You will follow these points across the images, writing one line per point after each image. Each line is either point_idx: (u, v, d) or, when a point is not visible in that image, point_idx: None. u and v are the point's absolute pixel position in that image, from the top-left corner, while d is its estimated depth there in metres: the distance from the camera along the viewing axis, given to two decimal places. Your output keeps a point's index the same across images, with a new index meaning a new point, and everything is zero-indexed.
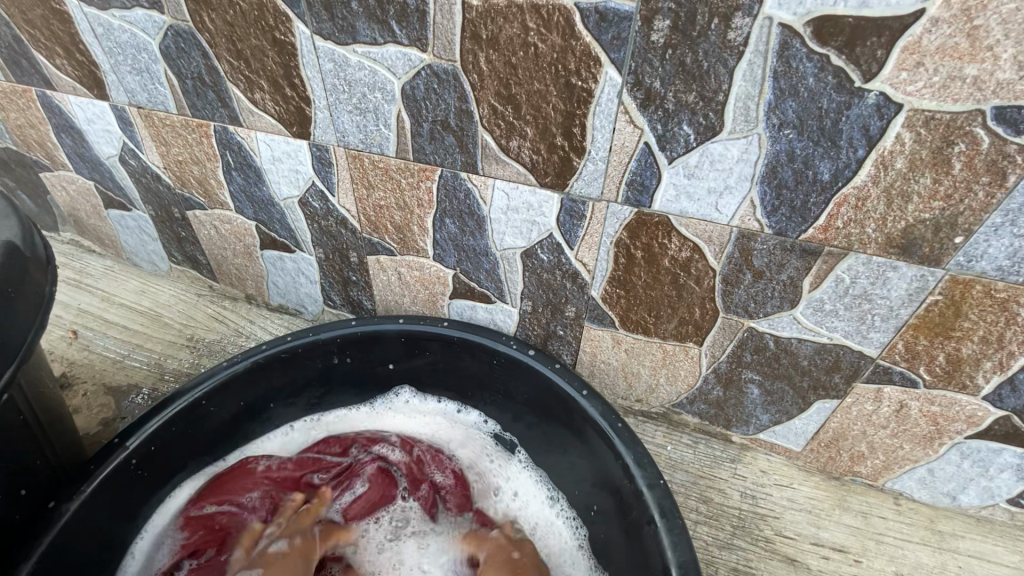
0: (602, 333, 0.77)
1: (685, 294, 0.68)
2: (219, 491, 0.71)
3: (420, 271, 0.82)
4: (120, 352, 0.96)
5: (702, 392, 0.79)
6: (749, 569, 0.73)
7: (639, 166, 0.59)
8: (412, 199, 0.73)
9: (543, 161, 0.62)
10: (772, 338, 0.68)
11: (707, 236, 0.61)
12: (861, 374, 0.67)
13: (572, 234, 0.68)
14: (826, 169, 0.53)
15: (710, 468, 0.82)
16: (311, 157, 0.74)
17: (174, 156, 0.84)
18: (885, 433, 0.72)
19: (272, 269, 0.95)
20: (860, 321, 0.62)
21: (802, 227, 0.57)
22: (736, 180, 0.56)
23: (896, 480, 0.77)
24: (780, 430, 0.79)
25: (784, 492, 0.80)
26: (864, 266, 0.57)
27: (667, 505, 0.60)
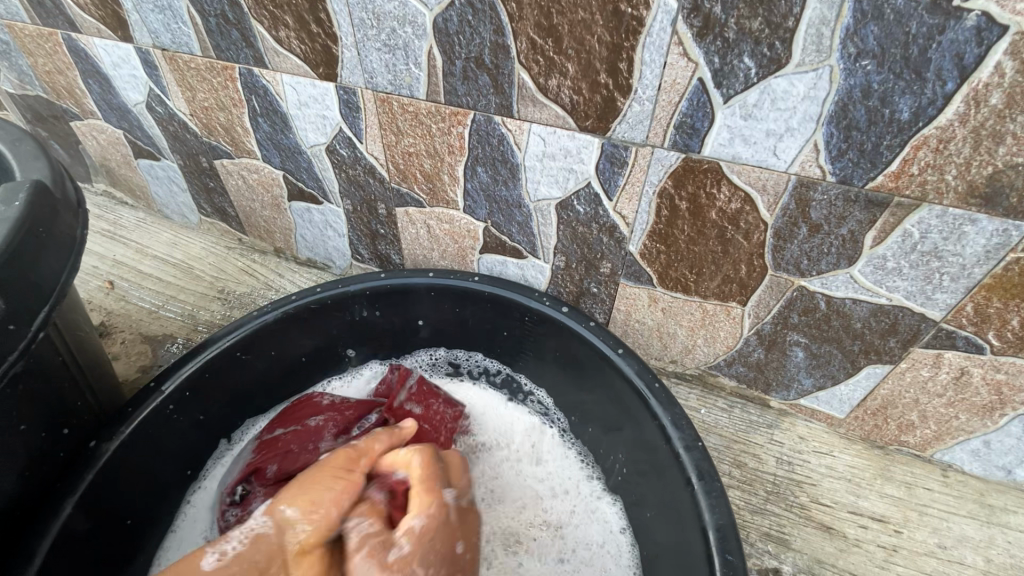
0: (638, 291, 0.74)
1: (731, 249, 0.64)
2: (286, 419, 0.73)
3: (449, 224, 0.80)
4: (155, 303, 0.98)
5: (741, 354, 0.75)
6: (783, 534, 0.72)
7: (690, 106, 0.54)
8: (442, 146, 0.70)
9: (583, 102, 0.58)
10: (824, 298, 0.64)
11: (761, 185, 0.56)
12: (920, 338, 0.62)
13: (612, 183, 0.63)
14: (906, 107, 0.47)
15: (745, 433, 0.79)
16: (338, 101, 0.71)
17: (200, 101, 0.82)
18: (940, 402, 0.67)
19: (300, 222, 0.93)
20: (926, 281, 0.57)
21: (871, 174, 0.51)
22: (799, 121, 0.51)
23: (946, 451, 0.73)
24: (823, 396, 0.75)
25: (823, 460, 0.77)
26: (938, 218, 0.52)
27: (705, 467, 0.58)
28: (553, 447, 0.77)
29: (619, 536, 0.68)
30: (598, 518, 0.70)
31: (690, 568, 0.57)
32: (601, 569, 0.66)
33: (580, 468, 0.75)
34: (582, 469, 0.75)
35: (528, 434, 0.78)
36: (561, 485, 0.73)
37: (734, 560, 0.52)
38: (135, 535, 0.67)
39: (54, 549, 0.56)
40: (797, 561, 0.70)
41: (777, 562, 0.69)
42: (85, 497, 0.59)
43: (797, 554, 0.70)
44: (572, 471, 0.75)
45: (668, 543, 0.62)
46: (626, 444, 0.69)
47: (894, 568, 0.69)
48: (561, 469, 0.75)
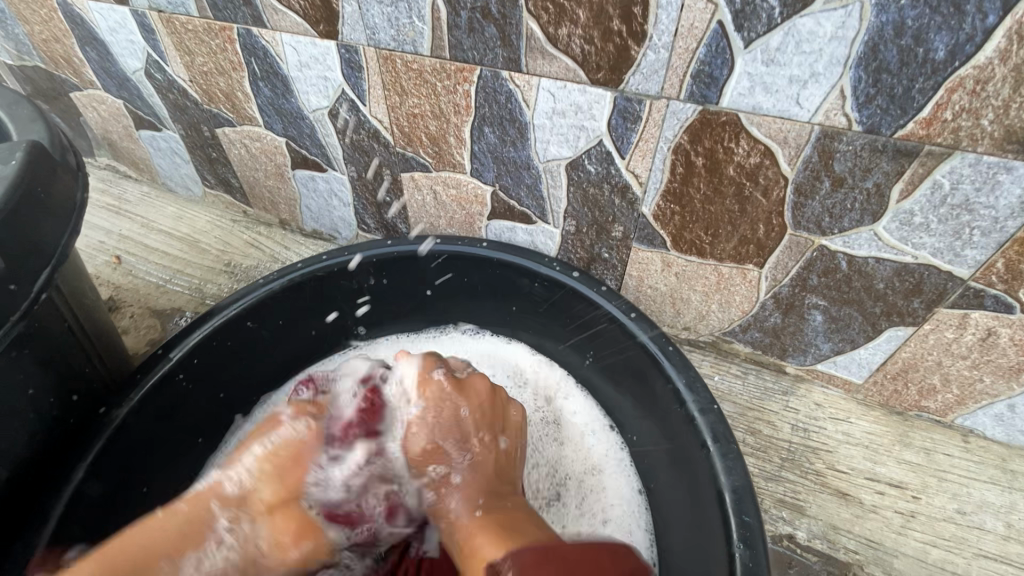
0: (651, 255, 0.72)
1: (749, 208, 0.61)
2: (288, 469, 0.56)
3: (456, 190, 0.78)
4: (162, 277, 0.97)
5: (757, 319, 0.73)
6: (798, 501, 0.71)
7: (708, 53, 0.51)
8: (448, 105, 0.67)
9: (595, 52, 0.55)
10: (845, 258, 0.61)
11: (782, 137, 0.54)
12: (946, 299, 0.60)
13: (624, 140, 0.61)
14: (941, 45, 0.44)
15: (759, 400, 0.78)
16: (339, 60, 0.69)
17: (199, 66, 0.80)
18: (964, 365, 0.65)
19: (304, 191, 0.92)
20: (954, 237, 0.55)
21: (900, 121, 0.49)
22: (825, 65, 0.48)
23: (968, 416, 0.71)
24: (841, 361, 0.73)
25: (839, 427, 0.76)
26: (971, 167, 0.49)
27: (721, 430, 0.56)
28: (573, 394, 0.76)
29: (638, 496, 0.67)
30: (621, 471, 0.69)
31: (705, 533, 0.56)
32: (624, 526, 0.65)
33: (602, 419, 0.73)
34: (602, 415, 0.74)
35: (540, 373, 0.78)
36: (579, 430, 0.73)
37: (751, 521, 0.51)
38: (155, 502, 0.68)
39: (69, 513, 0.56)
40: (812, 527, 0.69)
41: (791, 528, 0.69)
42: (98, 463, 0.59)
43: (812, 521, 0.69)
44: (596, 418, 0.73)
45: (682, 505, 0.61)
46: (639, 406, 0.68)
47: (911, 534, 0.68)
48: (586, 414, 0.74)
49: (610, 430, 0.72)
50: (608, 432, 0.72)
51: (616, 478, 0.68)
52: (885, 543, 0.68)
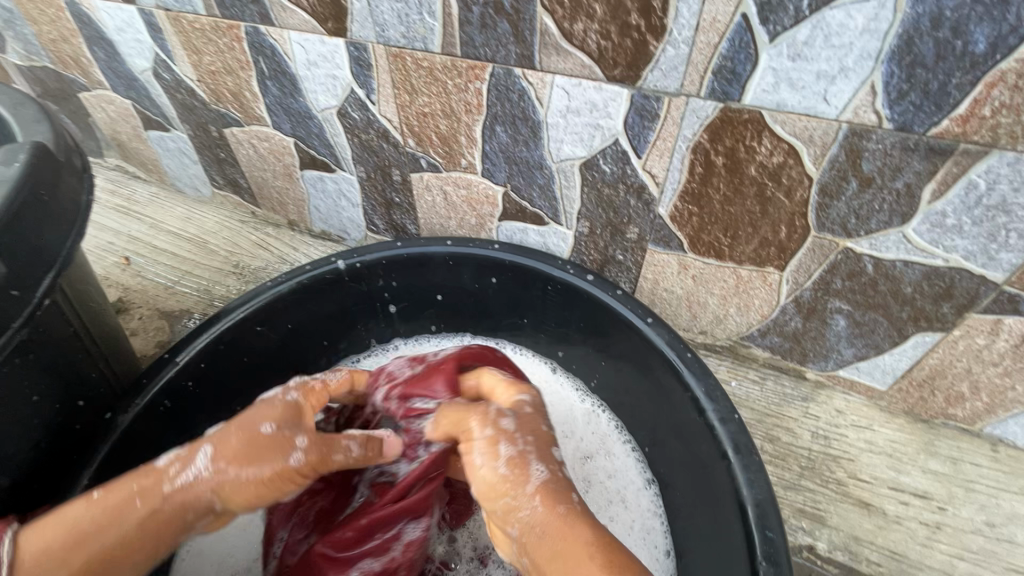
0: (668, 257, 0.70)
1: (771, 209, 0.59)
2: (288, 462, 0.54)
3: (467, 190, 0.76)
4: (171, 278, 0.97)
5: (777, 322, 0.71)
6: (818, 511, 0.69)
7: (731, 48, 0.49)
8: (459, 104, 0.66)
9: (613, 47, 0.53)
10: (871, 261, 0.59)
11: (808, 135, 0.52)
12: (978, 304, 0.57)
13: (641, 139, 0.59)
14: (981, 37, 0.42)
15: (778, 406, 0.76)
16: (348, 58, 0.67)
17: (207, 65, 0.79)
18: (996, 372, 0.63)
19: (313, 191, 0.91)
20: (988, 239, 0.52)
21: (934, 118, 0.46)
22: (855, 59, 0.46)
23: (997, 425, 0.69)
24: (864, 367, 0.71)
25: (862, 435, 0.73)
26: (1009, 167, 0.47)
27: (742, 440, 0.54)
28: (611, 442, 0.71)
29: (662, 561, 0.62)
30: (647, 540, 0.64)
31: (730, 563, 0.53)
32: None
33: (637, 477, 0.68)
34: (640, 473, 0.68)
35: (585, 417, 0.73)
36: (615, 493, 0.67)
37: (774, 537, 0.49)
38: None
39: None
40: (833, 538, 0.67)
41: (811, 539, 0.67)
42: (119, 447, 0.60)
43: (834, 531, 0.67)
44: (631, 476, 0.68)
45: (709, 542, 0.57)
46: (663, 430, 0.65)
47: (937, 546, 0.66)
48: (624, 471, 0.69)
49: (646, 492, 0.67)
50: (642, 492, 0.67)
51: (640, 547, 0.63)
52: (909, 556, 0.66)
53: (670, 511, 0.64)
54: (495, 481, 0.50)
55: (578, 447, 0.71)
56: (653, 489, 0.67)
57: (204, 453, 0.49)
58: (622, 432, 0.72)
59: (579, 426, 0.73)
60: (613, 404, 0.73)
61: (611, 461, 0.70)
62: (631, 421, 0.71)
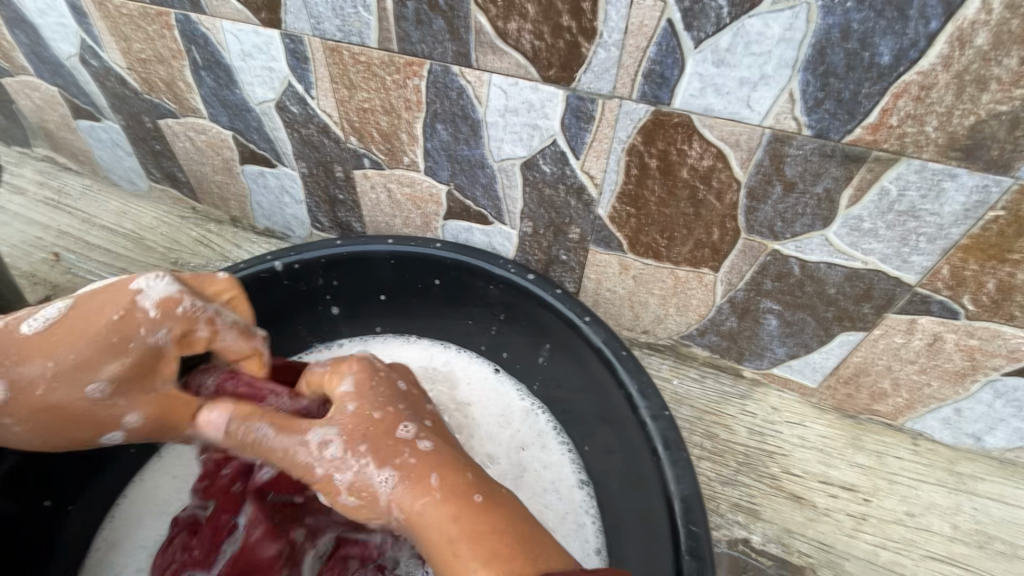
0: (609, 258, 0.71)
1: (703, 212, 0.61)
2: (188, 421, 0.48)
3: (411, 188, 0.75)
4: (103, 276, 0.92)
5: (714, 322, 0.73)
6: (752, 505, 0.71)
7: (659, 52, 0.50)
8: (399, 100, 0.65)
9: (546, 48, 0.53)
10: (798, 263, 0.61)
11: (734, 140, 0.53)
12: (894, 304, 0.60)
13: (578, 140, 0.60)
14: (886, 50, 0.44)
15: (717, 404, 0.78)
16: (284, 51, 0.65)
17: (137, 53, 0.75)
18: (913, 369, 0.66)
19: (254, 187, 0.88)
20: (901, 243, 0.55)
21: (848, 126, 0.48)
22: (774, 67, 0.47)
23: (917, 420, 0.72)
24: (796, 365, 0.73)
25: (794, 431, 0.76)
26: (916, 174, 0.49)
27: (671, 437, 0.55)
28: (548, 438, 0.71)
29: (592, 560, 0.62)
30: (579, 538, 0.63)
31: (658, 559, 0.54)
32: None
33: (570, 474, 0.68)
34: (574, 470, 0.68)
35: (524, 411, 0.73)
36: (547, 488, 0.66)
37: (698, 531, 0.50)
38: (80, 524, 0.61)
39: None
40: (766, 531, 0.69)
41: (746, 532, 0.69)
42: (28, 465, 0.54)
43: (767, 525, 0.70)
44: (565, 473, 0.68)
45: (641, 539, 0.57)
46: (600, 427, 0.65)
47: (862, 536, 0.69)
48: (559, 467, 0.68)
49: (579, 489, 0.67)
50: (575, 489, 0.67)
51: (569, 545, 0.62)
52: (836, 546, 0.68)
53: (601, 503, 0.65)
54: (353, 512, 0.46)
55: (512, 440, 0.70)
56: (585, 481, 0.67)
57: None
58: (561, 428, 0.71)
59: (517, 419, 0.72)
60: (553, 404, 0.73)
61: (546, 457, 0.69)
62: (567, 416, 0.71)
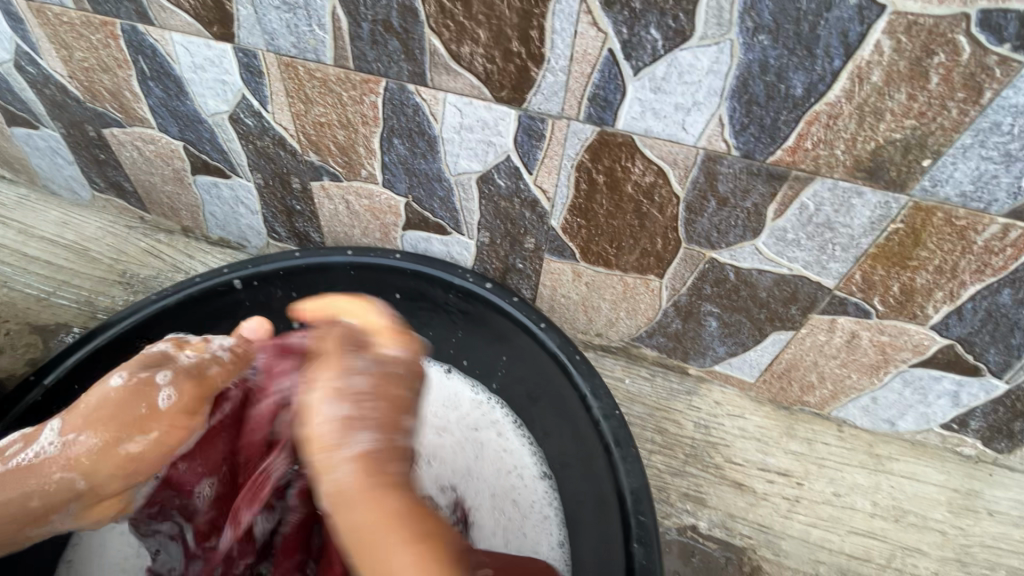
0: (563, 266, 0.75)
1: (647, 223, 0.65)
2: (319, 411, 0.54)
3: (369, 200, 0.76)
4: (45, 289, 0.89)
5: (661, 324, 0.78)
6: (699, 493, 0.77)
7: (602, 78, 0.54)
8: (356, 115, 0.66)
9: (498, 71, 0.56)
10: (733, 269, 0.66)
11: (672, 158, 0.58)
12: (817, 305, 0.67)
13: (530, 157, 0.63)
14: (799, 83, 0.49)
15: (666, 400, 0.83)
16: (237, 64, 0.66)
17: (79, 62, 0.73)
18: (836, 363, 0.73)
19: (207, 197, 0.86)
20: (821, 251, 0.61)
21: (770, 148, 0.54)
22: (704, 95, 0.52)
23: (841, 408, 0.80)
24: (735, 362, 0.79)
25: (736, 423, 0.82)
26: (830, 191, 0.55)
27: (621, 435, 0.59)
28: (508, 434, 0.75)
29: (555, 551, 0.67)
30: (545, 528, 0.68)
31: (610, 550, 0.58)
32: None
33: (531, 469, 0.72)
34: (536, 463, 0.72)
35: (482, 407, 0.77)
36: (511, 479, 0.72)
37: (646, 520, 0.54)
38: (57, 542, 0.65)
39: None
40: (712, 517, 0.75)
41: (694, 519, 0.75)
42: None
43: (712, 511, 0.76)
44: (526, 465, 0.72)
45: (595, 531, 0.62)
46: (556, 428, 0.69)
47: (795, 517, 0.76)
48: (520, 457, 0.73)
49: (542, 482, 0.71)
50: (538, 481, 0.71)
51: (537, 532, 0.68)
52: (773, 527, 0.75)
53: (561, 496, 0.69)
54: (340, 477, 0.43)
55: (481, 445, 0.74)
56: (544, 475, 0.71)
57: (54, 426, 0.48)
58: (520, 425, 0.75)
59: (476, 415, 0.77)
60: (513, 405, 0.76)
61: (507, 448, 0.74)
62: (526, 416, 0.74)
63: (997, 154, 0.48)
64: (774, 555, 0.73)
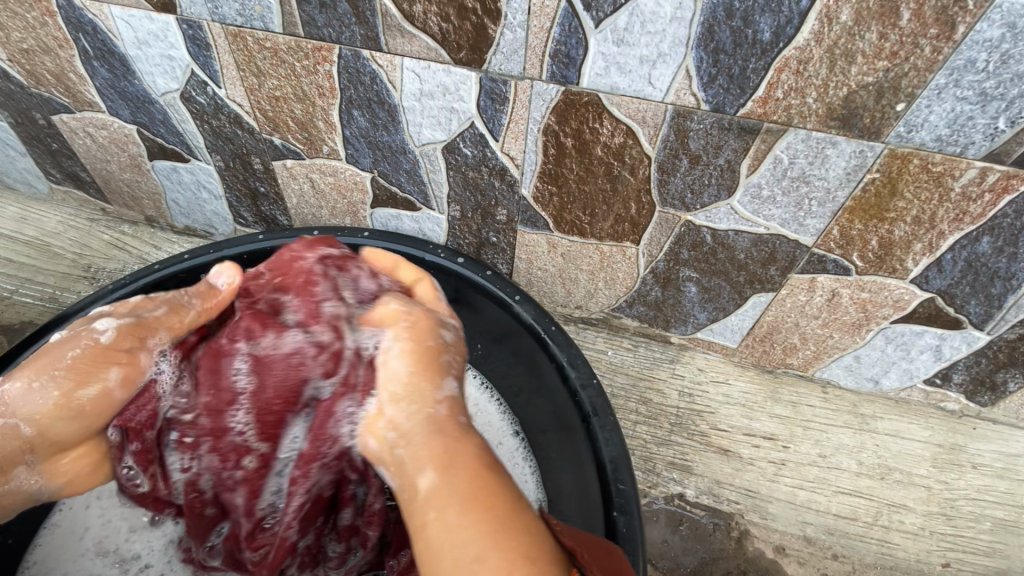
0: (537, 237, 0.73)
1: (620, 187, 0.63)
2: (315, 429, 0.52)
3: (334, 177, 0.74)
4: (7, 288, 0.86)
5: (640, 293, 0.76)
6: (685, 462, 0.76)
7: (563, 32, 0.51)
8: (311, 87, 0.63)
9: (454, 30, 0.53)
10: (709, 231, 0.65)
11: (641, 116, 0.55)
12: (796, 265, 0.65)
13: (495, 122, 0.60)
14: (766, 27, 0.47)
15: (649, 370, 0.82)
16: (183, 37, 0.62)
17: (17, 43, 0.69)
18: (817, 324, 0.72)
19: (168, 183, 0.83)
20: (797, 207, 0.59)
21: (740, 100, 0.52)
22: (670, 45, 0.50)
23: (824, 369, 0.79)
24: (717, 328, 0.78)
25: (720, 389, 0.81)
26: (803, 143, 0.53)
27: (600, 403, 0.58)
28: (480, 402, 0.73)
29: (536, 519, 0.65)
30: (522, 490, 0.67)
31: (591, 519, 0.57)
32: None
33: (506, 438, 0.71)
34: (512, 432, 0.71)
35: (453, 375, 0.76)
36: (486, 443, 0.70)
37: (626, 488, 0.53)
38: (9, 559, 0.62)
39: None
40: (699, 484, 0.75)
41: (680, 488, 0.74)
42: None
43: (699, 478, 0.75)
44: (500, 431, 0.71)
45: (575, 500, 0.60)
46: (539, 404, 0.67)
47: (782, 480, 0.75)
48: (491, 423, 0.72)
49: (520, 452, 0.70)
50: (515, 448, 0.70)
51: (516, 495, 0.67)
52: (760, 492, 0.74)
53: (543, 471, 0.66)
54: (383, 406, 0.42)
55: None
56: (528, 452, 0.69)
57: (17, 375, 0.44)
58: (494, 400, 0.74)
59: None
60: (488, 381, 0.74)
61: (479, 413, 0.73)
62: (507, 391, 0.72)
63: (972, 93, 0.46)
64: (761, 519, 0.73)
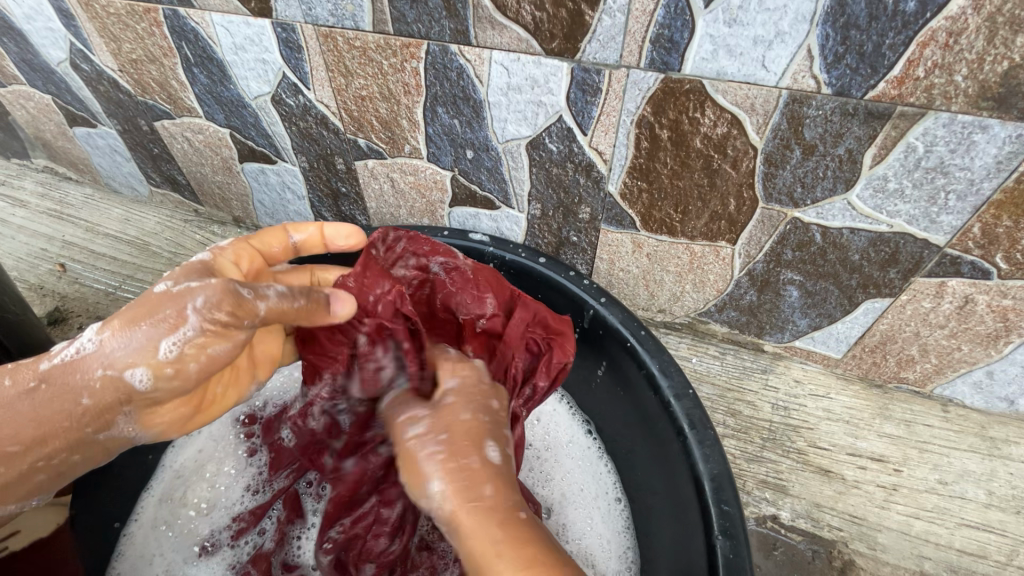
0: (622, 236, 0.69)
1: (718, 181, 0.58)
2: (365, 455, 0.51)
3: (414, 176, 0.73)
4: (111, 284, 0.90)
5: (733, 297, 0.71)
6: (780, 481, 0.69)
7: (668, 15, 0.48)
8: (397, 85, 0.63)
9: (548, 18, 0.51)
10: (819, 230, 0.59)
11: (750, 103, 0.51)
12: (923, 267, 0.58)
13: (585, 115, 0.57)
14: None
15: (738, 380, 0.76)
16: (277, 41, 0.64)
17: (127, 53, 0.74)
18: (942, 334, 0.64)
19: (255, 184, 0.86)
20: (929, 202, 0.52)
21: (871, 81, 0.46)
22: (790, 22, 0.45)
23: (946, 385, 0.70)
24: (819, 337, 0.72)
25: (820, 403, 0.74)
26: (945, 128, 0.47)
27: (697, 416, 0.54)
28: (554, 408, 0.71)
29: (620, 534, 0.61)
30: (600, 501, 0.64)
31: (688, 542, 0.52)
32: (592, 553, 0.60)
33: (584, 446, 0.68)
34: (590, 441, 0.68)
35: None
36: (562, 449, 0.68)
37: (731, 511, 0.49)
38: None
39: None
40: (796, 507, 0.68)
41: (774, 509, 0.67)
42: None
43: (796, 500, 0.68)
44: (578, 438, 0.69)
45: (667, 519, 0.56)
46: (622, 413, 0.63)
47: (893, 507, 0.67)
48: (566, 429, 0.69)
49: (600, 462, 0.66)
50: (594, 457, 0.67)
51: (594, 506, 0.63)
52: (868, 519, 0.67)
53: (628, 484, 0.63)
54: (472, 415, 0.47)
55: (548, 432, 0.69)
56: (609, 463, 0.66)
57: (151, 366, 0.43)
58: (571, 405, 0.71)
59: None
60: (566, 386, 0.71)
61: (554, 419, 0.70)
62: (584, 394, 0.69)
63: None
64: (869, 550, 0.65)
